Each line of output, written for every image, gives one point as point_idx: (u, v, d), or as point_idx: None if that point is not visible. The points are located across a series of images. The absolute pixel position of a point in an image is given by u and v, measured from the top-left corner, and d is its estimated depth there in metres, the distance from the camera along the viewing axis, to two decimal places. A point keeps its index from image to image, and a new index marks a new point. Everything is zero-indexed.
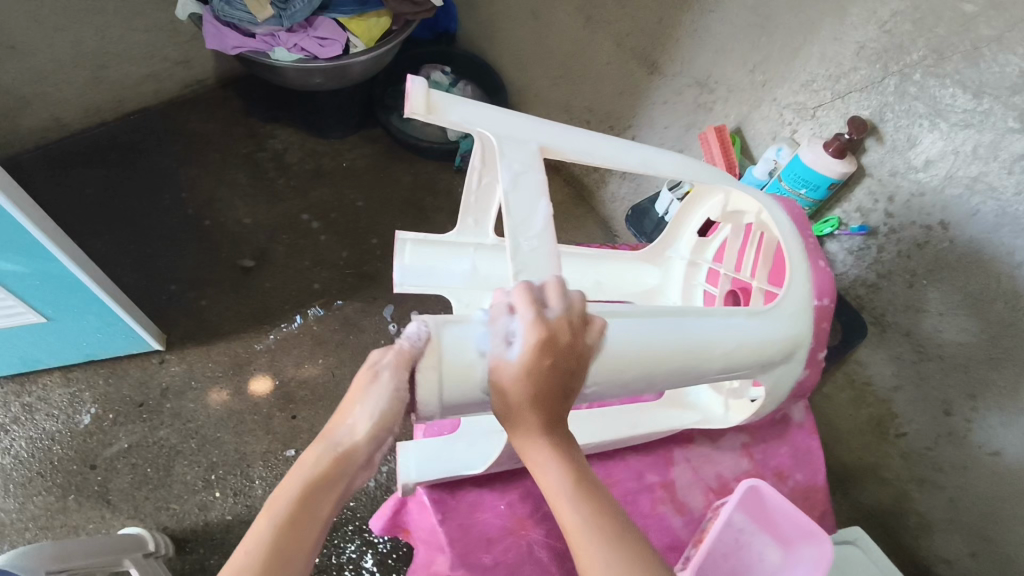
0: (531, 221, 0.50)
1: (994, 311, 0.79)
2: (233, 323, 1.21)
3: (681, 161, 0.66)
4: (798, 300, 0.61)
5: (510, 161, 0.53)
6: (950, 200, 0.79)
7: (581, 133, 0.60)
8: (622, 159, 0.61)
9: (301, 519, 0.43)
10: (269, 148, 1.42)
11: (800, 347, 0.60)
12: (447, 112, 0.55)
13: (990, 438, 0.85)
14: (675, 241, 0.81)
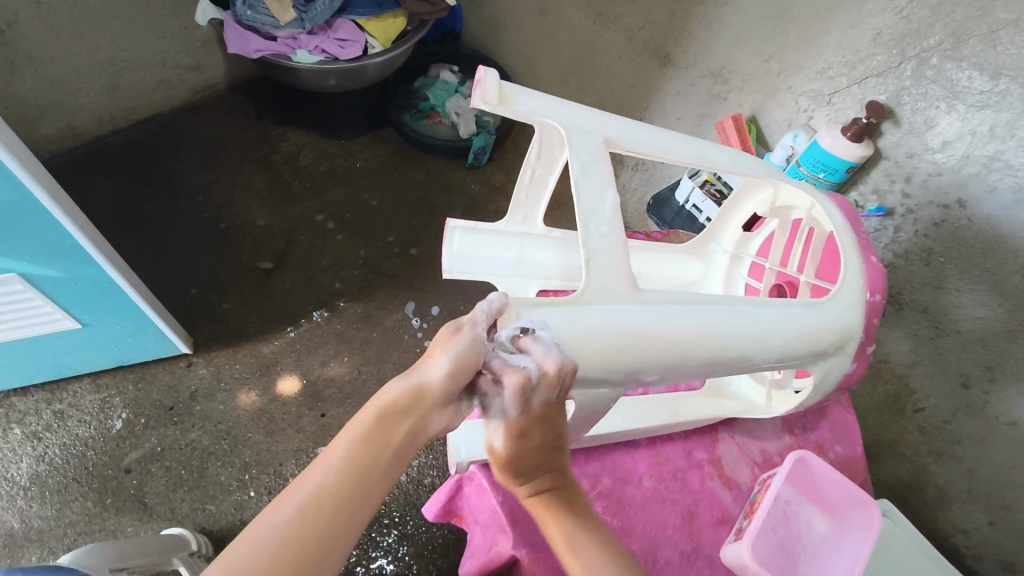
0: (601, 210, 0.53)
1: (1011, 284, 0.82)
2: (257, 324, 1.22)
3: (734, 156, 0.68)
4: (850, 295, 0.61)
5: (579, 151, 0.56)
6: (967, 178, 0.82)
7: (643, 129, 0.63)
8: (680, 155, 0.63)
9: (370, 459, 0.39)
10: (282, 151, 1.44)
11: (851, 341, 0.61)
12: (517, 104, 0.57)
13: (1009, 408, 0.87)
14: (719, 234, 0.80)
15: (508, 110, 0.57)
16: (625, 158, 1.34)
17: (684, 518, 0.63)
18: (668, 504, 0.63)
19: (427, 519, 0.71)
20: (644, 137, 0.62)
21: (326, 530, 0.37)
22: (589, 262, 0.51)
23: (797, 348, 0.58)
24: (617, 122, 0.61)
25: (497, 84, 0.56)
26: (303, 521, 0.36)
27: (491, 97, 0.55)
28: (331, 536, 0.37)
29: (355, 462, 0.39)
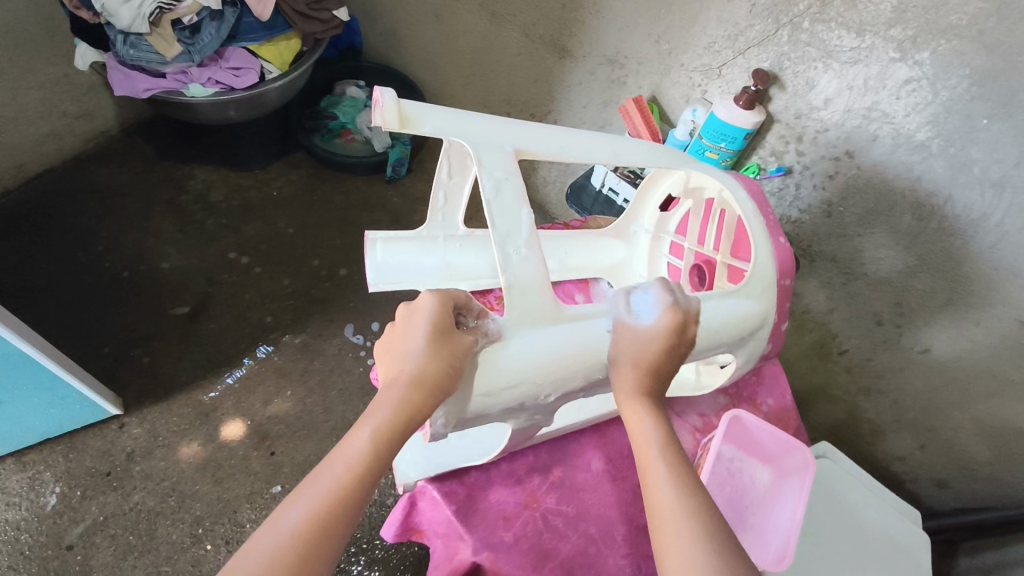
0: (518, 231, 0.53)
1: (904, 223, 0.90)
2: (189, 372, 1.18)
3: (643, 147, 0.68)
4: (764, 278, 0.62)
5: (490, 169, 0.55)
6: (852, 130, 0.88)
7: (553, 130, 0.63)
8: (587, 155, 0.63)
9: (375, 458, 0.44)
10: (191, 190, 1.39)
11: (767, 324, 0.63)
12: (420, 124, 0.56)
13: (920, 339, 0.99)
14: (638, 215, 0.80)
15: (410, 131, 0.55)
16: None
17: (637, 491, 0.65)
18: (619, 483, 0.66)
19: (388, 538, 0.70)
20: (554, 142, 0.62)
21: (348, 512, 0.42)
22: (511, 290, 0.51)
23: (721, 336, 0.58)
24: (523, 127, 0.61)
25: (395, 105, 0.54)
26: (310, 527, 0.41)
27: (391, 119, 0.53)
28: (351, 516, 0.42)
29: (364, 464, 0.44)
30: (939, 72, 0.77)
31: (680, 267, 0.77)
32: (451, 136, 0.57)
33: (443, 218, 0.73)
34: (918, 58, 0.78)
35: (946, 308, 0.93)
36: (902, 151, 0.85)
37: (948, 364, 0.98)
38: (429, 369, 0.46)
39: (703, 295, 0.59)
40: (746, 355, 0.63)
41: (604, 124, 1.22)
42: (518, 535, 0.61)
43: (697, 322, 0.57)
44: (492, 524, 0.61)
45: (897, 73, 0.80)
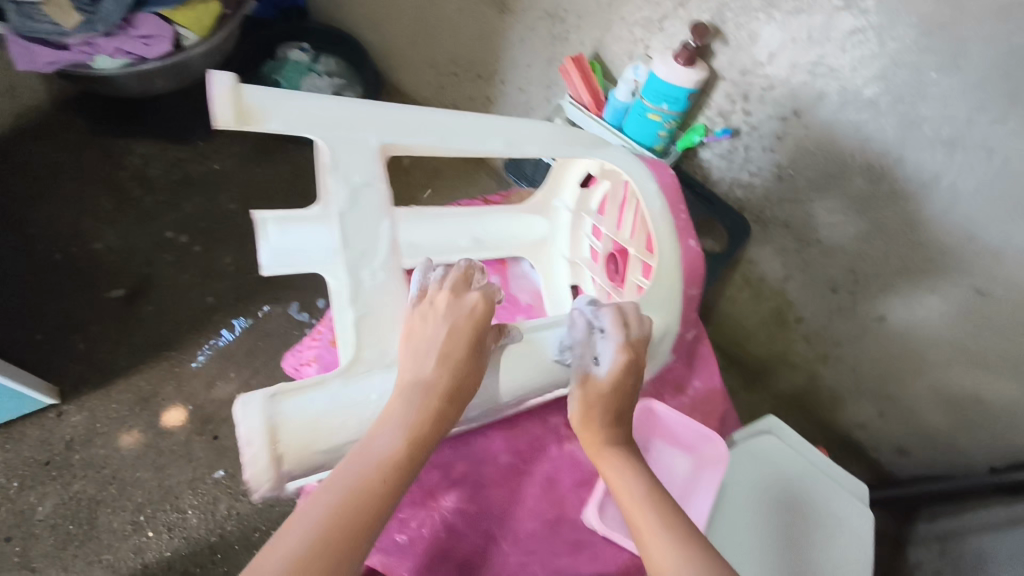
0: (374, 248, 0.59)
1: (855, 186, 0.84)
2: (129, 357, 1.15)
3: (546, 134, 0.70)
4: (667, 286, 0.66)
5: (352, 177, 0.59)
6: (798, 87, 0.81)
7: (436, 117, 0.65)
8: (479, 145, 0.66)
9: (404, 454, 0.50)
10: (128, 165, 1.33)
11: (671, 327, 0.67)
12: (267, 121, 0.56)
13: (876, 306, 0.94)
14: (558, 190, 0.81)
15: (256, 125, 0.56)
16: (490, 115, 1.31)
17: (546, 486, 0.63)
18: (525, 476, 0.63)
19: None
20: (433, 135, 0.64)
21: (394, 481, 0.48)
22: (364, 320, 0.56)
23: (621, 347, 0.62)
24: (397, 113, 0.63)
25: (232, 97, 0.54)
26: (338, 517, 0.45)
27: (227, 117, 0.54)
28: (393, 484, 0.48)
29: (393, 460, 0.49)
30: (885, 21, 0.70)
31: (598, 250, 0.78)
32: (308, 132, 0.58)
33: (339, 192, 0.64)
34: (864, 6, 0.71)
35: (901, 274, 0.88)
36: (850, 109, 0.78)
37: (904, 333, 0.94)
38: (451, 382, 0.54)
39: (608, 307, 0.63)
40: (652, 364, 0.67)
41: (551, 85, 1.14)
42: (413, 537, 0.58)
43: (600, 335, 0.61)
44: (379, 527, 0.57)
45: (843, 23, 0.73)
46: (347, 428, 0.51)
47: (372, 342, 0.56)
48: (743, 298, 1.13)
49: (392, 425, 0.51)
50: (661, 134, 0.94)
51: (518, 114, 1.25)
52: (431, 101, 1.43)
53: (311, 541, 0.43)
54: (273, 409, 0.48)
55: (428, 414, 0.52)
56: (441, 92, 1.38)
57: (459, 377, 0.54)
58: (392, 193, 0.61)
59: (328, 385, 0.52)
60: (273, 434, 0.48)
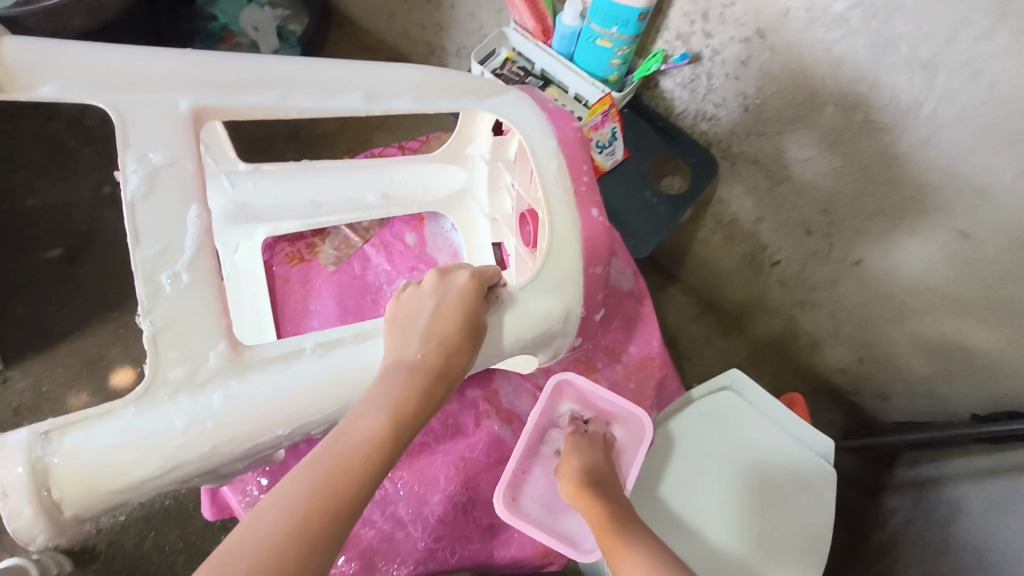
0: (177, 246, 0.49)
1: (827, 117, 0.74)
2: (72, 320, 1.11)
3: (423, 83, 0.66)
4: (565, 267, 0.67)
5: (144, 160, 0.49)
6: (760, 3, 0.70)
7: (275, 69, 0.58)
8: (336, 102, 0.61)
9: (394, 427, 0.49)
10: (61, 114, 1.24)
11: (574, 305, 0.67)
12: (38, 89, 0.49)
13: (852, 250, 0.86)
14: (473, 138, 0.80)
15: (22, 90, 0.49)
16: (445, 45, 1.20)
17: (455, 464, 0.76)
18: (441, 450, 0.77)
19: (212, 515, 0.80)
20: (272, 96, 0.58)
21: (383, 460, 0.48)
22: (162, 333, 0.48)
23: (517, 329, 0.63)
24: (216, 69, 0.55)
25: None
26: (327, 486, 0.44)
27: None
28: (381, 463, 0.48)
29: (384, 431, 0.49)
30: None
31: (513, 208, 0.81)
32: (91, 97, 0.50)
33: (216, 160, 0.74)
34: None
35: (878, 215, 0.79)
36: (819, 26, 0.68)
37: (882, 278, 0.86)
38: (434, 361, 0.54)
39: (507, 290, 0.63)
40: (554, 344, 0.69)
41: (501, 9, 1.03)
42: None
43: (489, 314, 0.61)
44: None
45: None
46: (145, 463, 0.46)
47: (175, 359, 0.48)
48: (715, 241, 1.04)
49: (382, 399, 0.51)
50: (614, 63, 0.84)
51: (473, 43, 1.14)
52: (384, 29, 1.30)
53: (298, 508, 0.43)
54: (45, 450, 0.43)
55: (414, 390, 0.52)
56: (393, 20, 1.26)
57: (446, 356, 0.55)
58: (201, 172, 0.51)
59: (117, 416, 0.46)
60: (40, 480, 0.43)
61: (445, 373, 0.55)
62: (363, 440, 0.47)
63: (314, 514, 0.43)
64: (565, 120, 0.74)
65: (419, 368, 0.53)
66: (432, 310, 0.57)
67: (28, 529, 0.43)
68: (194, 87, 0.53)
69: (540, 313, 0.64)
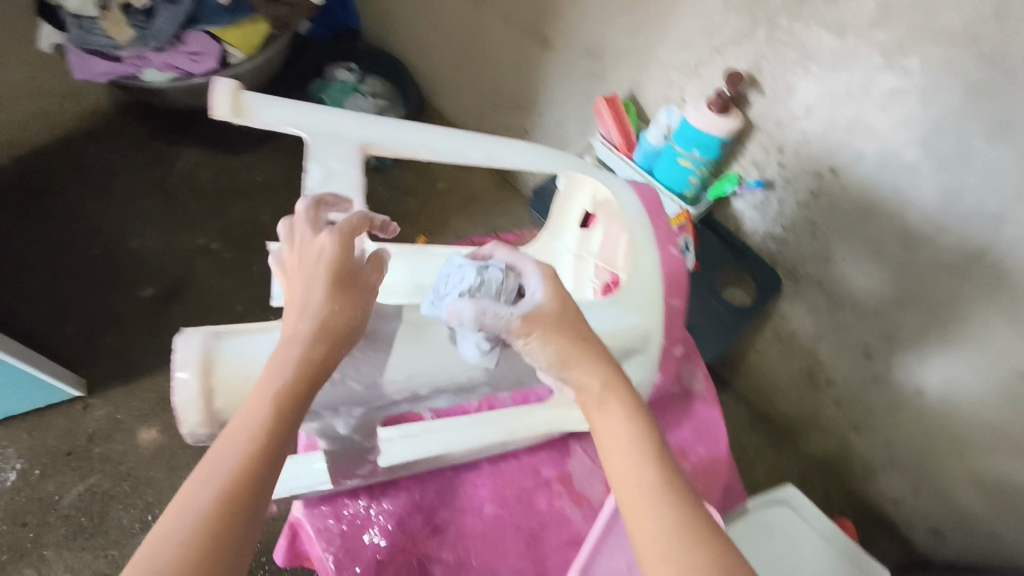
0: (337, 221, 0.52)
1: (893, 251, 0.79)
2: (157, 357, 1.19)
3: (524, 145, 0.65)
4: (647, 293, 0.60)
5: (323, 163, 0.55)
6: (835, 145, 0.77)
7: (421, 129, 0.61)
8: (462, 154, 0.61)
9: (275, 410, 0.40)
10: (177, 171, 1.39)
11: (651, 339, 0.60)
12: (259, 114, 0.53)
13: (913, 380, 0.87)
14: (560, 232, 0.77)
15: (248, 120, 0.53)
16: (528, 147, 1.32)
17: (528, 542, 0.65)
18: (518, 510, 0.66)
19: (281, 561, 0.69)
20: (416, 142, 0.60)
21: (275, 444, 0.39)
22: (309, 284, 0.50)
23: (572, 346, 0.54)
24: (387, 121, 0.60)
25: (231, 95, 0.51)
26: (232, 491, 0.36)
27: (224, 104, 0.51)
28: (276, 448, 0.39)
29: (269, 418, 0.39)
30: (929, 84, 0.65)
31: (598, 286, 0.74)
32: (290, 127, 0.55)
33: None
34: (905, 65, 0.66)
35: (940, 348, 0.81)
36: (891, 171, 0.74)
37: (943, 411, 0.87)
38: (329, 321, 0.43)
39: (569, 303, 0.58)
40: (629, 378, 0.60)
41: (587, 122, 1.13)
42: None
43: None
44: (359, 571, 0.59)
45: (884, 83, 0.69)
46: None
47: None
48: (773, 355, 1.06)
49: (266, 382, 0.40)
50: (692, 181, 0.91)
51: (555, 147, 1.25)
52: (471, 128, 1.44)
53: (200, 529, 0.34)
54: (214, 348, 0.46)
55: (304, 364, 0.42)
56: (482, 121, 1.39)
57: (336, 316, 0.44)
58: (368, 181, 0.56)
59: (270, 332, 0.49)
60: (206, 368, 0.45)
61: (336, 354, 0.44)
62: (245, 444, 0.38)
63: (222, 527, 0.35)
64: (647, 186, 0.71)
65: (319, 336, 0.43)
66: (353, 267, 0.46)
67: (184, 417, 0.45)
68: (370, 124, 0.58)
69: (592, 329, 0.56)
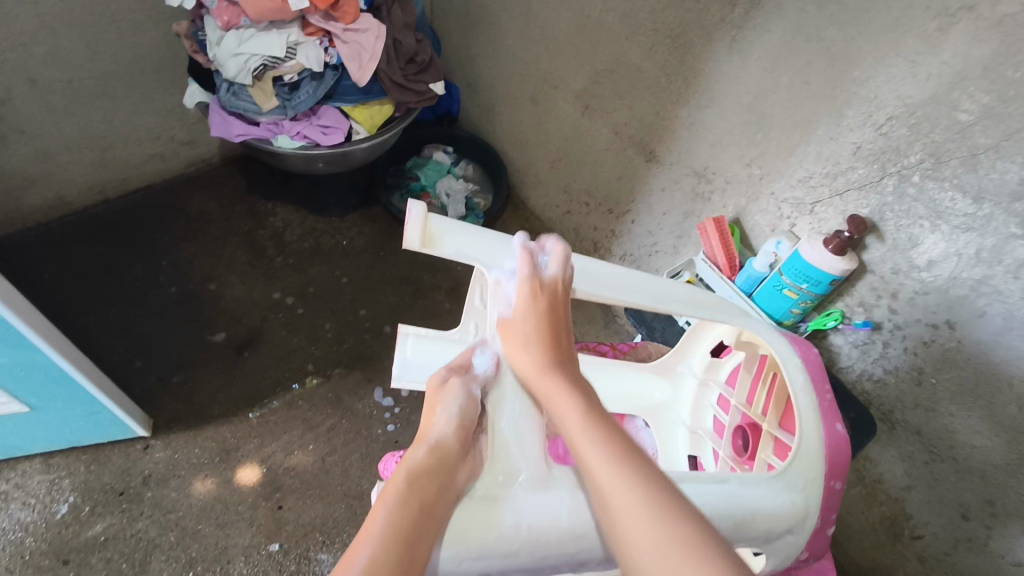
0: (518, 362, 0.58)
1: (1008, 415, 0.77)
2: (223, 406, 1.19)
3: (685, 297, 0.70)
4: (806, 470, 0.62)
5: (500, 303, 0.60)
6: (955, 300, 0.78)
7: (585, 264, 0.66)
8: (629, 298, 0.66)
9: (408, 514, 0.46)
10: (269, 225, 1.44)
11: (807, 519, 0.60)
12: (444, 245, 0.59)
13: (1014, 548, 0.83)
14: (687, 356, 0.84)
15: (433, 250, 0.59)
16: (612, 247, 1.35)
17: None
18: None
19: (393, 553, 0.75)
20: (580, 274, 0.65)
21: (402, 533, 0.44)
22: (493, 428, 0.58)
23: (744, 525, 0.55)
24: (561, 256, 0.65)
25: (422, 223, 0.58)
26: (381, 560, 0.42)
27: (415, 238, 0.57)
28: (405, 539, 0.44)
29: (396, 523, 0.45)
30: None
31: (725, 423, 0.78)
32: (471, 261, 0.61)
33: (474, 325, 0.75)
34: None
35: None
36: (1014, 334, 0.73)
37: None
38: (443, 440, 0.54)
39: (738, 477, 0.58)
40: (778, 555, 0.60)
41: (682, 235, 1.15)
42: None
43: (713, 503, 0.54)
44: None
45: (1016, 251, 0.70)
46: None
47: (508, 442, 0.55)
48: (852, 496, 1.02)
49: (391, 490, 0.48)
50: (793, 311, 0.92)
51: (641, 252, 1.27)
52: (555, 220, 1.48)
53: None
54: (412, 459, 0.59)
55: (421, 475, 0.50)
56: (568, 216, 1.43)
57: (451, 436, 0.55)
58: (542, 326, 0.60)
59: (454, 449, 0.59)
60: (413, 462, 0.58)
61: (445, 470, 0.51)
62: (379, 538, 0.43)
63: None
64: (806, 342, 0.73)
65: (426, 467, 0.50)
66: (465, 394, 0.59)
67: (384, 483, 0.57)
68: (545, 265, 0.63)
69: (751, 506, 0.56)
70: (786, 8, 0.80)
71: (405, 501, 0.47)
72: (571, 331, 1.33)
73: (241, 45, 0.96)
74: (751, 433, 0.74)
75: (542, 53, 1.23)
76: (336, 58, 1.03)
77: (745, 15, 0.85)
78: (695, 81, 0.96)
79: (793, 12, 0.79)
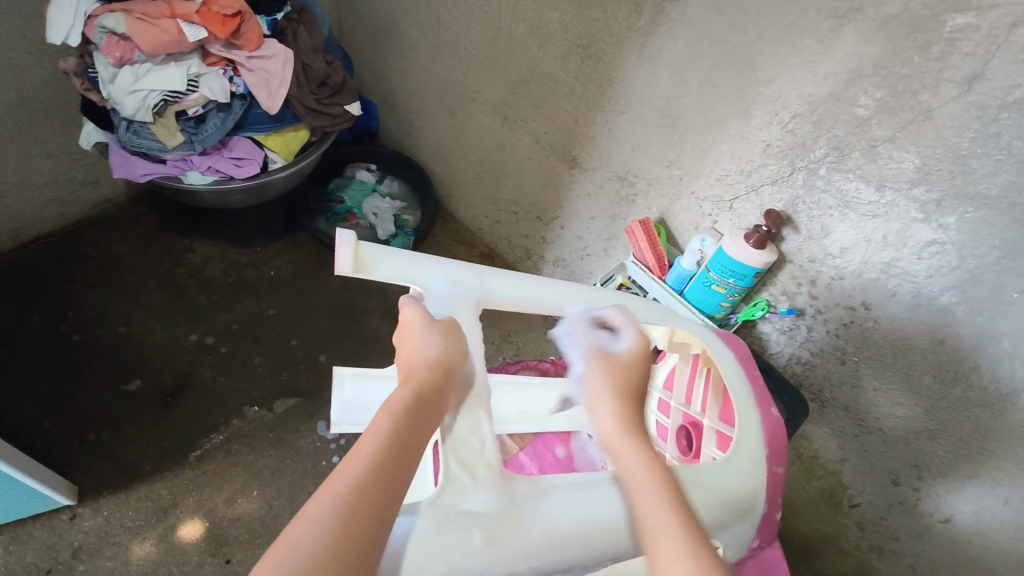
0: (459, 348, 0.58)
1: (925, 385, 0.82)
2: (154, 462, 1.12)
3: (617, 301, 0.71)
4: (751, 454, 0.64)
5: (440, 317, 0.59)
6: (868, 282, 0.82)
7: (524, 282, 0.66)
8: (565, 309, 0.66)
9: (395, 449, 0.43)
10: (187, 263, 1.37)
11: (755, 503, 0.62)
12: (376, 270, 0.57)
13: (940, 506, 0.87)
14: None
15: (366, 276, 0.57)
16: (545, 253, 1.36)
17: None
18: None
19: None
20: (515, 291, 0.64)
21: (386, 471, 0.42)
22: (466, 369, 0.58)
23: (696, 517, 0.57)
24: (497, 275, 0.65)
25: (352, 249, 0.56)
26: (363, 489, 0.40)
27: (345, 262, 0.55)
28: (388, 475, 0.41)
29: (381, 455, 0.42)
30: (965, 238, 0.71)
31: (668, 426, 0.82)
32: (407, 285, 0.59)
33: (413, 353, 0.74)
34: (943, 221, 0.72)
35: (972, 478, 0.82)
36: (924, 311, 0.78)
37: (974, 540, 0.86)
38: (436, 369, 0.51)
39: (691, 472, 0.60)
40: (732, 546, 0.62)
41: (611, 237, 1.17)
42: None
43: None
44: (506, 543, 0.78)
45: (919, 233, 0.74)
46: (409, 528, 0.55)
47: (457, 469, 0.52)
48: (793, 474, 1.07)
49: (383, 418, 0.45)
50: (723, 305, 0.95)
51: (574, 257, 1.28)
52: (486, 231, 1.48)
53: (333, 527, 0.37)
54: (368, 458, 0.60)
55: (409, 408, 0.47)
56: (497, 225, 1.43)
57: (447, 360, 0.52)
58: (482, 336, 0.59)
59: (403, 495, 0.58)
60: None
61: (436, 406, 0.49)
62: (368, 470, 0.41)
63: (351, 528, 0.38)
64: (734, 336, 0.76)
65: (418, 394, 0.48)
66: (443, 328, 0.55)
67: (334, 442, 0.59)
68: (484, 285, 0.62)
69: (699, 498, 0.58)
70: (689, 15, 0.82)
71: (391, 437, 0.44)
72: (513, 341, 1.33)
73: (137, 81, 0.91)
74: (694, 431, 0.77)
75: (456, 67, 1.22)
76: (243, 87, 0.98)
77: (651, 22, 0.87)
78: (609, 88, 0.98)
79: (696, 18, 0.82)
